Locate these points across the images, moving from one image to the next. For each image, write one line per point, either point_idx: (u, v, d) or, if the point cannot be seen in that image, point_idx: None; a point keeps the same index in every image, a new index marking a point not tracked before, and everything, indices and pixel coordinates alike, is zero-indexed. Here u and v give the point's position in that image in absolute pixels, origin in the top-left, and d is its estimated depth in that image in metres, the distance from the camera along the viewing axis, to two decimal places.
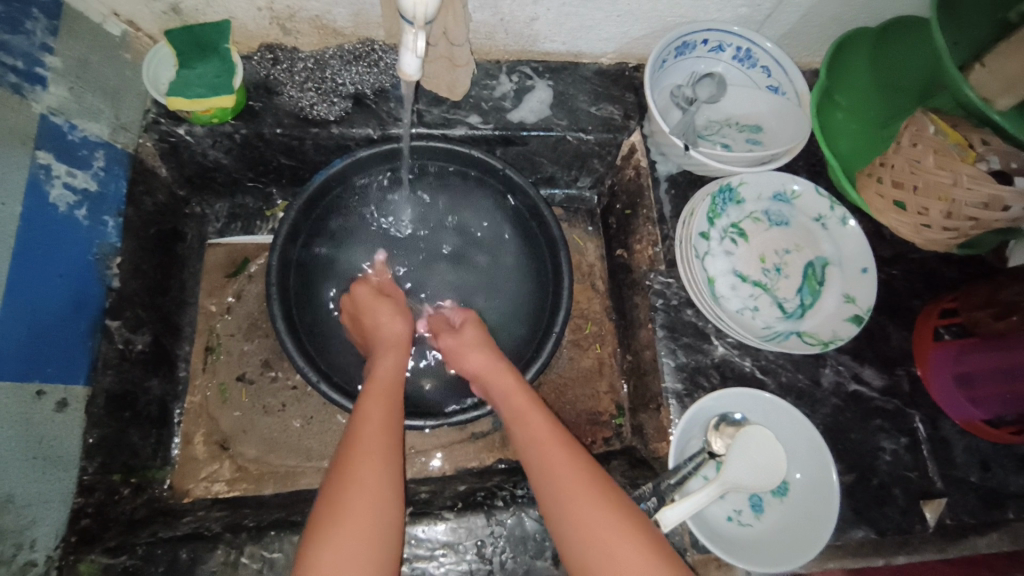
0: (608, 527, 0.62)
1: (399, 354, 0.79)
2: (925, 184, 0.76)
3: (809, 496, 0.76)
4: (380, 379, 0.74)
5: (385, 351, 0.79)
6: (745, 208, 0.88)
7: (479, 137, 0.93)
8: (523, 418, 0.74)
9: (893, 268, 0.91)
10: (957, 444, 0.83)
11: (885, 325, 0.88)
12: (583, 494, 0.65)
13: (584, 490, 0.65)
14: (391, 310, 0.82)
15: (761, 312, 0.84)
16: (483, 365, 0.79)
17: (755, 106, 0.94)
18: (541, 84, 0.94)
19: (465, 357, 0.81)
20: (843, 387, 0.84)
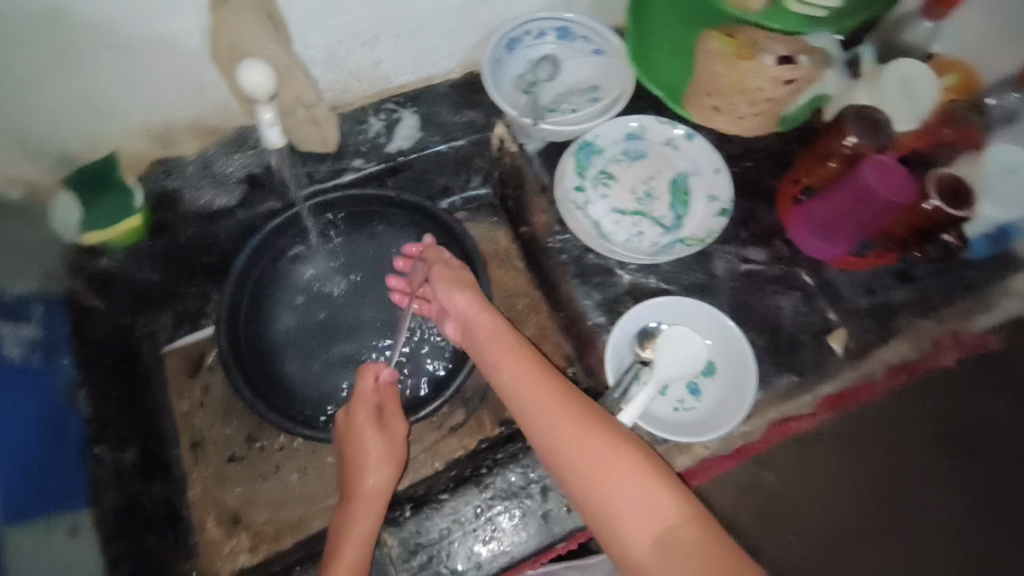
0: (594, 449, 0.70)
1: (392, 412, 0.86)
2: (726, 85, 0.92)
3: (731, 368, 0.89)
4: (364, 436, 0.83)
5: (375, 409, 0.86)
6: (606, 154, 1.02)
7: (366, 176, 1.05)
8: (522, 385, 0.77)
9: (748, 161, 1.02)
10: (844, 281, 0.97)
11: (756, 207, 1.01)
12: (572, 423, 0.72)
13: (572, 421, 0.72)
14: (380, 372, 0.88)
15: (646, 234, 0.97)
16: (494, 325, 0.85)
17: (587, 69, 1.07)
18: (406, 113, 1.05)
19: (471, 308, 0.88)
20: (736, 270, 0.98)
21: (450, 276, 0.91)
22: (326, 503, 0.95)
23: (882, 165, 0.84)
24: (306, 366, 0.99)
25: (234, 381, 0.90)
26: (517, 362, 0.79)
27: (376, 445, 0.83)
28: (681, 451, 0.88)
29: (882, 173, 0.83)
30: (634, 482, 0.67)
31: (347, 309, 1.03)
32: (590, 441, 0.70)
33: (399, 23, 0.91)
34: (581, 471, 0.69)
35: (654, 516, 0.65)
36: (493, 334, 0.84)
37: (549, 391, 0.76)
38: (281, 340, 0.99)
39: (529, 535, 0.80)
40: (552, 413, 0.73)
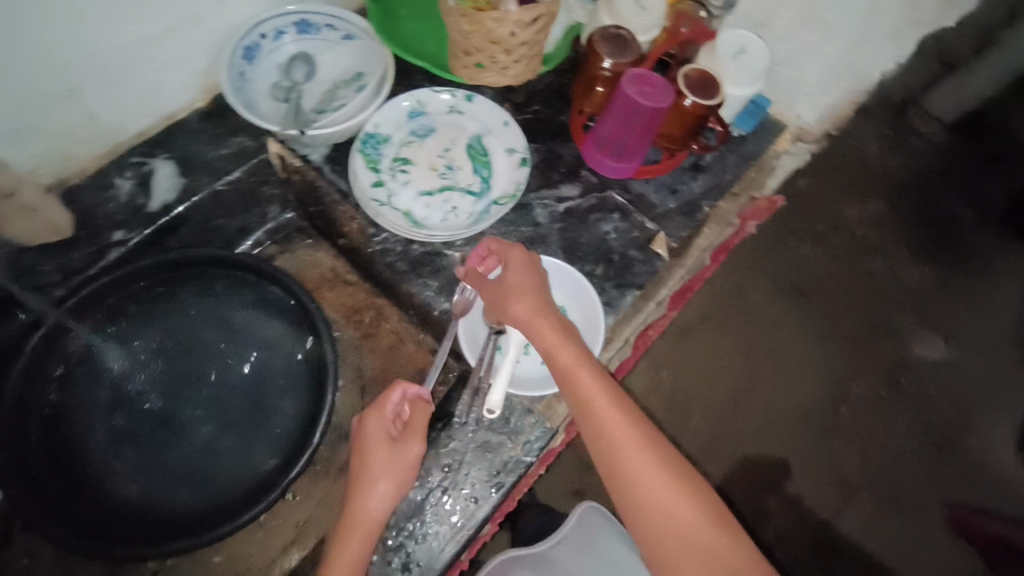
0: (648, 463, 0.68)
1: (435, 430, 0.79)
2: (480, 41, 0.86)
3: (578, 304, 0.93)
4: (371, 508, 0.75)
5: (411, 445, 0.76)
6: (394, 140, 0.97)
7: (137, 246, 0.92)
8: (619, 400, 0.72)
9: (534, 104, 1.07)
10: (649, 190, 1.03)
11: (554, 147, 1.04)
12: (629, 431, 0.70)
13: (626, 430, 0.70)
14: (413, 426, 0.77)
15: (459, 207, 0.94)
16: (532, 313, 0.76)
17: (344, 58, 0.99)
18: (158, 161, 0.91)
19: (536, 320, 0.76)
20: (556, 211, 1.00)
21: (527, 280, 0.79)
22: None
23: (638, 77, 0.87)
24: (145, 480, 0.82)
25: (53, 535, 0.73)
26: (578, 372, 0.73)
27: (382, 459, 0.76)
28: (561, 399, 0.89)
29: (641, 84, 0.87)
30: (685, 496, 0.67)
31: (172, 391, 0.88)
32: (644, 450, 0.69)
33: (96, 66, 0.77)
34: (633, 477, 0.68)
35: (691, 523, 0.66)
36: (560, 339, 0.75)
37: (611, 398, 0.71)
38: (107, 459, 0.82)
39: (442, 540, 0.81)
40: (609, 419, 0.70)
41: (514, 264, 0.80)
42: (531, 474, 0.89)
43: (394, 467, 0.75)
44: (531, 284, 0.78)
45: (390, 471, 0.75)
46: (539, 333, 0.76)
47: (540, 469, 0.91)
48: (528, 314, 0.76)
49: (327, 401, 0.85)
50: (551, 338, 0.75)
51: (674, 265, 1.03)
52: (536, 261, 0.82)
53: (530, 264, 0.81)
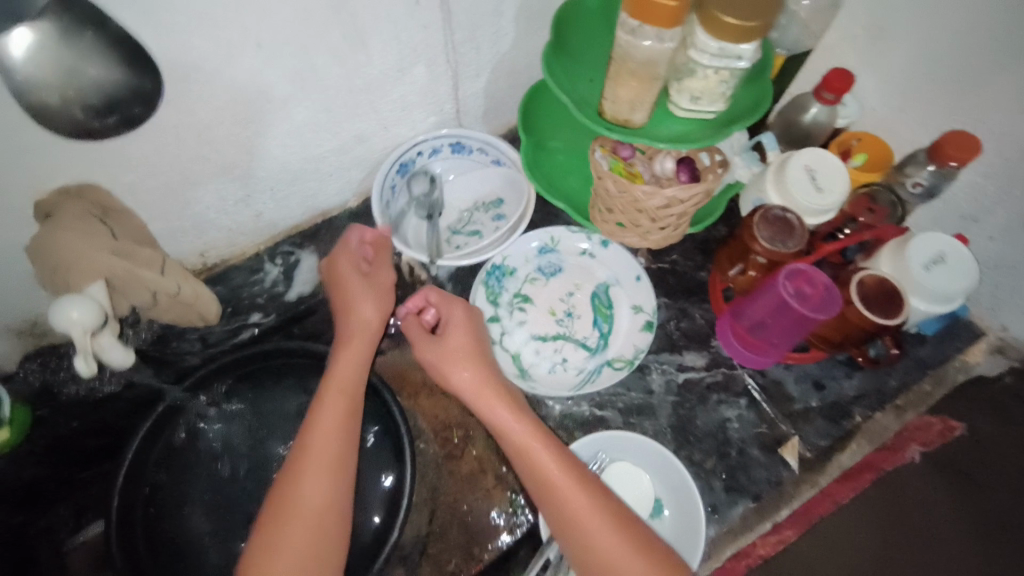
0: (625, 556, 0.67)
1: (373, 336, 0.83)
2: (625, 205, 0.83)
3: (679, 501, 0.81)
4: (338, 374, 0.79)
5: (359, 333, 0.82)
6: (520, 275, 0.95)
7: (267, 329, 0.97)
8: (569, 468, 0.72)
9: (672, 254, 1.01)
10: (788, 379, 0.91)
11: (686, 307, 0.97)
12: (598, 519, 0.69)
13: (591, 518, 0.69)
14: (364, 287, 0.85)
15: (570, 360, 0.89)
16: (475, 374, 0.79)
17: (489, 185, 1.02)
18: (304, 254, 0.99)
19: (454, 367, 0.79)
20: (673, 381, 0.92)
21: (466, 341, 0.82)
22: None
23: (799, 273, 0.78)
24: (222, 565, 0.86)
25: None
26: (536, 451, 0.73)
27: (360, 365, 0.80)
28: None
29: (799, 282, 0.78)
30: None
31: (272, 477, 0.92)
32: (615, 538, 0.68)
33: (270, 179, 0.86)
34: (605, 571, 0.67)
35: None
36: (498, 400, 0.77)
37: (574, 484, 0.71)
38: (195, 531, 0.88)
39: None
40: (573, 505, 0.70)
41: (455, 323, 0.83)
42: None
43: (377, 293, 0.86)
44: (468, 344, 0.80)
45: (371, 305, 0.84)
46: (483, 397, 0.77)
47: None
48: (473, 383, 0.78)
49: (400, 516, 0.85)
50: (507, 416, 0.76)
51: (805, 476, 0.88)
52: (476, 316, 0.86)
53: (475, 326, 0.85)
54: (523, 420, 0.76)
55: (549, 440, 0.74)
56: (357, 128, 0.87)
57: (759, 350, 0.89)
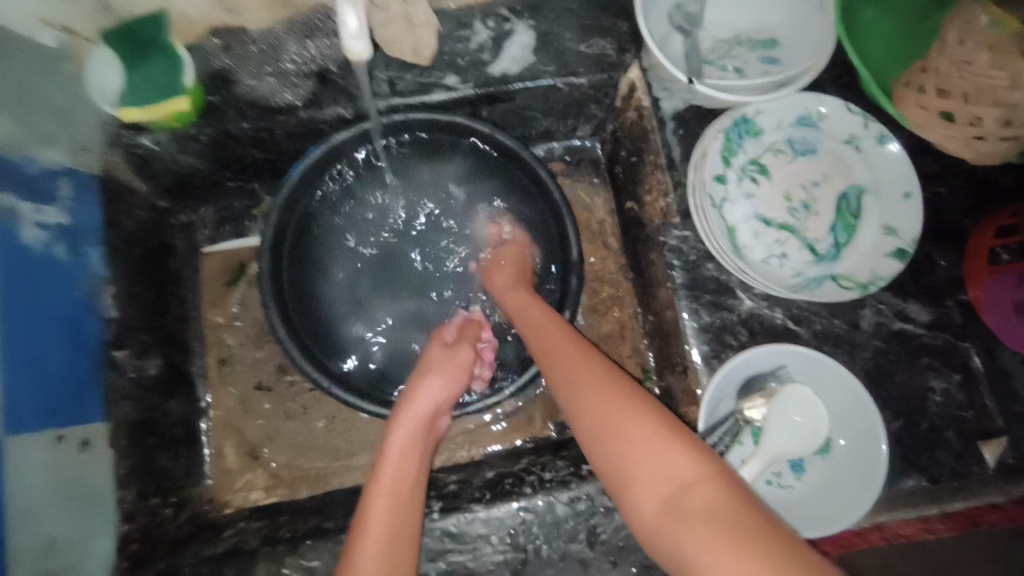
0: (628, 420, 0.56)
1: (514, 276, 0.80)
2: (976, 89, 0.63)
3: (853, 450, 0.72)
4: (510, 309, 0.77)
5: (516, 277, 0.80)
6: (765, 140, 0.78)
7: (460, 98, 0.84)
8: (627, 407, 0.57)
9: (940, 185, 0.80)
10: (1019, 375, 0.76)
11: (932, 253, 0.79)
12: (607, 389, 0.60)
13: (586, 390, 0.61)
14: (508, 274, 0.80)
15: (790, 258, 0.77)
16: (522, 303, 0.76)
17: (768, 15, 0.80)
18: (521, 26, 0.82)
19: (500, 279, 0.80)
20: (886, 327, 0.78)
21: (513, 265, 0.81)
22: (351, 461, 0.86)
23: None
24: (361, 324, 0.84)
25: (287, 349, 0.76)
26: (547, 329, 0.70)
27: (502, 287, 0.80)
28: None
29: None
30: (665, 448, 0.53)
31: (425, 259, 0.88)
32: (617, 408, 0.58)
33: None
34: (606, 448, 0.56)
35: (683, 495, 0.50)
36: (547, 331, 0.70)
37: (569, 360, 0.65)
38: (343, 285, 0.85)
39: None
40: (614, 410, 0.58)
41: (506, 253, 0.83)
42: None
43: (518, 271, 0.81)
44: (514, 265, 0.81)
45: (507, 272, 0.81)
46: (518, 299, 0.76)
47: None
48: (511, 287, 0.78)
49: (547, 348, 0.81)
50: (552, 347, 0.68)
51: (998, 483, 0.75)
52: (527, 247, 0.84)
53: (519, 260, 0.82)
54: (542, 310, 0.73)
55: (563, 324, 0.71)
56: None
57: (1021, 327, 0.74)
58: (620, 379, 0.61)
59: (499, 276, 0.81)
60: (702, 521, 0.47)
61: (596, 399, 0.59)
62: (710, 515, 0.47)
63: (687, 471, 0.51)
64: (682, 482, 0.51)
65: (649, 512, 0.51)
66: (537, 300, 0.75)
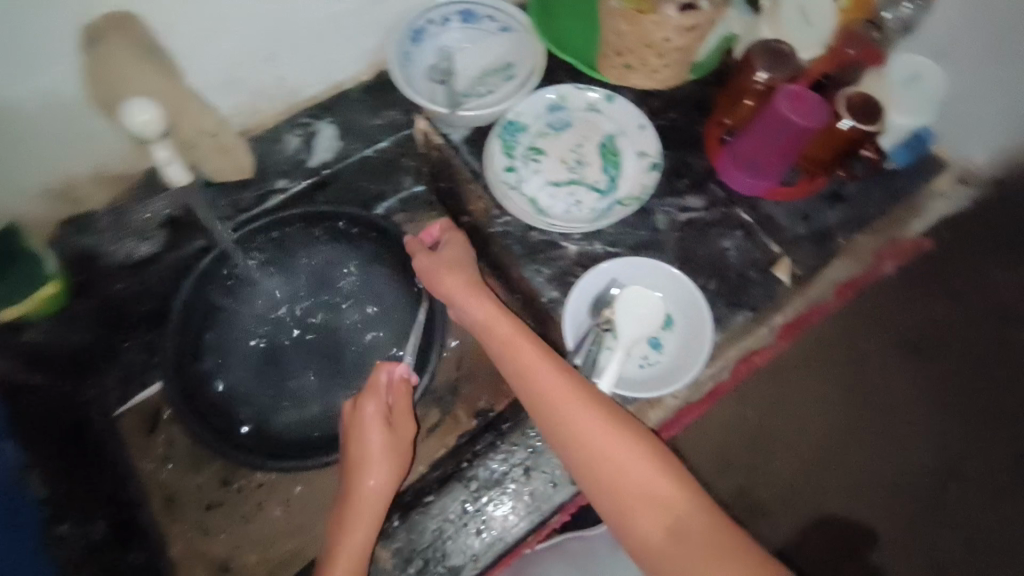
0: (625, 459, 0.70)
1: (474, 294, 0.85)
2: (632, 43, 0.90)
3: (687, 316, 0.91)
4: (488, 338, 0.82)
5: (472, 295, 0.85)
6: (531, 130, 1.01)
7: (295, 194, 1.03)
8: (615, 443, 0.71)
9: (671, 113, 1.04)
10: (779, 213, 0.99)
11: (685, 157, 1.02)
12: (605, 431, 0.72)
13: (597, 429, 0.72)
14: (463, 289, 0.86)
15: (583, 202, 0.98)
16: (500, 326, 0.82)
17: (498, 50, 1.04)
18: (322, 124, 1.01)
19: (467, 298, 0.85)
20: (676, 220, 0.99)
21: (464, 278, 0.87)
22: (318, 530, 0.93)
23: (794, 95, 0.85)
24: (280, 403, 0.95)
25: (229, 455, 0.86)
26: (530, 358, 0.78)
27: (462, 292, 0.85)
28: (653, 407, 0.90)
29: (797, 103, 0.85)
30: (662, 484, 0.69)
31: (319, 332, 1.00)
32: (617, 443, 0.71)
33: (296, 33, 0.88)
34: (605, 476, 0.70)
35: (675, 521, 0.67)
36: (528, 364, 0.77)
37: (566, 396, 0.74)
38: (251, 381, 0.96)
39: (516, 512, 0.82)
40: (612, 448, 0.71)
41: (452, 243, 0.91)
42: None
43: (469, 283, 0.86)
44: (462, 275, 0.87)
45: (459, 272, 0.87)
46: (490, 321, 0.82)
47: None
48: (473, 300, 0.84)
49: (433, 361, 0.93)
50: (529, 365, 0.77)
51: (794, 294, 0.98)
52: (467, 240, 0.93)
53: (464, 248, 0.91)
54: (529, 339, 0.80)
55: (536, 342, 0.79)
56: None
57: (754, 178, 0.98)
58: (616, 418, 0.73)
59: (452, 289, 0.86)
60: (698, 551, 0.65)
61: (597, 444, 0.71)
62: (703, 541, 0.65)
63: (676, 500, 0.69)
64: (677, 511, 0.68)
65: (644, 527, 0.68)
66: (500, 311, 0.82)
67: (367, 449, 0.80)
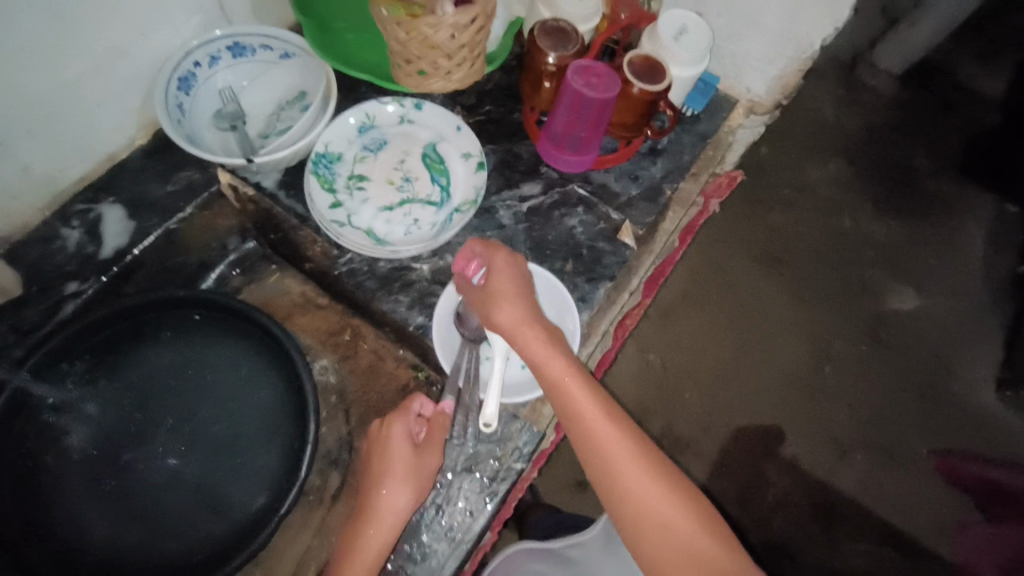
0: (647, 489, 0.64)
1: (515, 300, 0.73)
2: (417, 48, 0.85)
3: (551, 305, 0.92)
4: (536, 346, 0.71)
5: (506, 300, 0.73)
6: (347, 158, 0.95)
7: (94, 296, 0.88)
8: (638, 473, 0.65)
9: (485, 105, 1.05)
10: (610, 180, 1.02)
11: (510, 148, 1.03)
12: (629, 459, 0.65)
13: (626, 457, 0.65)
14: (512, 292, 0.74)
15: (420, 220, 0.94)
16: (530, 350, 0.71)
17: (285, 81, 0.97)
18: (104, 206, 0.89)
19: (494, 308, 0.73)
20: (519, 212, 0.99)
21: (510, 283, 0.75)
22: None
23: (584, 68, 0.87)
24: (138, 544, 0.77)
25: None
26: (559, 378, 0.69)
27: (512, 290, 0.74)
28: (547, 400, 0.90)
29: (587, 76, 0.87)
30: (685, 519, 0.63)
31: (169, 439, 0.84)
32: (640, 472, 0.65)
33: (27, 119, 0.76)
34: (619, 503, 0.65)
35: (694, 561, 0.61)
36: (561, 387, 0.68)
37: (599, 425, 0.66)
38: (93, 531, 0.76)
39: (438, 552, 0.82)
40: (634, 477, 0.64)
41: (497, 267, 0.77)
42: (526, 478, 0.90)
43: (520, 290, 0.75)
44: (510, 282, 0.74)
45: (506, 305, 0.73)
46: (523, 340, 0.71)
47: (534, 472, 0.93)
48: (512, 321, 0.72)
49: (311, 431, 0.81)
50: (562, 389, 0.69)
51: (642, 252, 1.03)
52: (520, 264, 0.78)
53: (517, 272, 0.77)
54: (562, 369, 0.69)
55: (571, 357, 0.71)
56: (110, 39, 0.79)
57: (575, 155, 0.99)
58: (645, 447, 0.66)
59: (497, 294, 0.74)
60: None
61: (618, 471, 0.65)
62: None
63: (697, 539, 0.62)
64: (698, 549, 0.61)
65: (650, 560, 0.63)
66: (539, 323, 0.72)
67: (391, 496, 0.76)
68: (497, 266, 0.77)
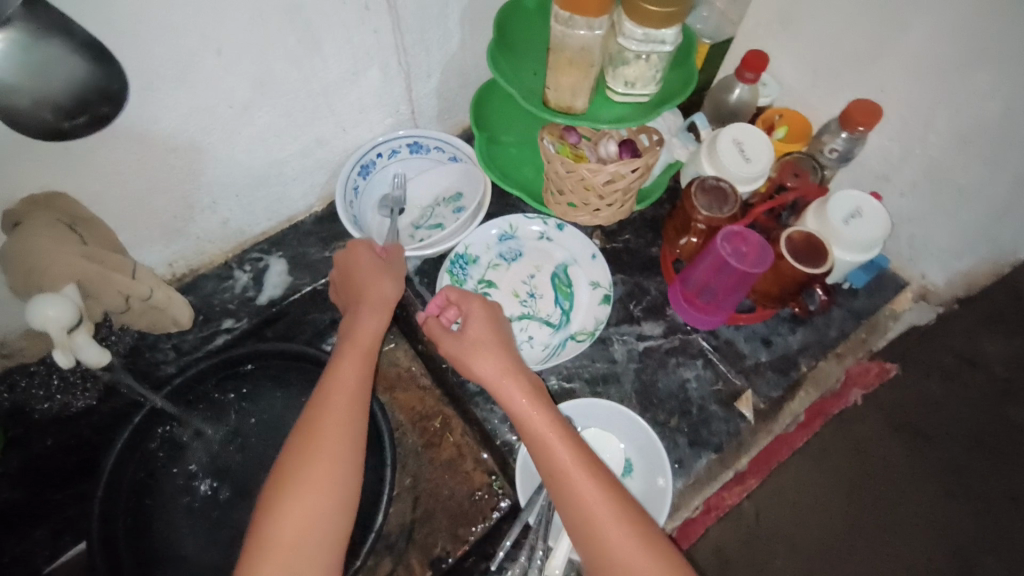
0: (632, 548, 0.63)
1: (500, 350, 0.77)
2: (573, 184, 0.88)
3: (645, 463, 0.86)
4: (512, 394, 0.74)
5: (494, 348, 0.77)
6: (482, 262, 1.00)
7: (240, 334, 0.99)
8: (627, 526, 0.64)
9: (624, 234, 1.05)
10: (738, 339, 0.96)
11: (640, 282, 1.01)
12: (615, 514, 0.65)
13: (610, 514, 0.65)
14: (496, 343, 0.78)
15: (535, 338, 0.95)
16: (502, 388, 0.74)
17: (446, 180, 1.06)
18: (273, 259, 1.02)
19: (478, 357, 0.76)
20: (635, 350, 0.96)
21: (489, 334, 0.79)
22: None
23: (734, 234, 0.84)
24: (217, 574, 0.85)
25: None
26: (537, 428, 0.71)
27: (495, 344, 0.78)
28: None
29: (736, 243, 0.84)
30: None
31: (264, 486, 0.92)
32: (623, 528, 0.64)
33: (238, 184, 0.90)
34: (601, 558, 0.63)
35: None
36: (541, 433, 0.70)
37: (584, 479, 0.67)
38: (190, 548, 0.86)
39: None
40: (615, 534, 0.64)
41: (474, 315, 0.80)
42: None
43: (501, 343, 0.79)
44: (493, 334, 0.78)
45: (490, 356, 0.76)
46: (508, 386, 0.74)
47: None
48: (497, 368, 0.75)
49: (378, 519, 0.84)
50: (546, 433, 0.70)
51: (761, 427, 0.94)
52: (496, 312, 0.83)
53: (495, 321, 0.81)
54: (548, 419, 0.72)
55: (549, 410, 0.73)
56: (318, 131, 0.92)
57: (705, 310, 0.95)
58: (629, 502, 0.67)
59: (480, 341, 0.77)
60: None
61: (600, 520, 0.64)
62: None
63: None
64: None
65: None
66: (521, 371, 0.76)
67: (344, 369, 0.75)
68: (477, 312, 0.80)
